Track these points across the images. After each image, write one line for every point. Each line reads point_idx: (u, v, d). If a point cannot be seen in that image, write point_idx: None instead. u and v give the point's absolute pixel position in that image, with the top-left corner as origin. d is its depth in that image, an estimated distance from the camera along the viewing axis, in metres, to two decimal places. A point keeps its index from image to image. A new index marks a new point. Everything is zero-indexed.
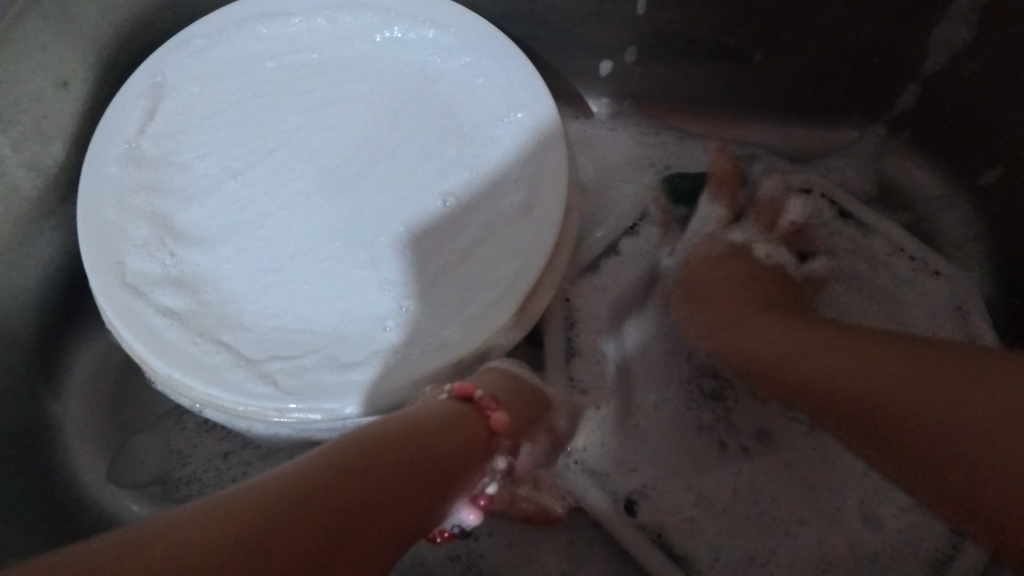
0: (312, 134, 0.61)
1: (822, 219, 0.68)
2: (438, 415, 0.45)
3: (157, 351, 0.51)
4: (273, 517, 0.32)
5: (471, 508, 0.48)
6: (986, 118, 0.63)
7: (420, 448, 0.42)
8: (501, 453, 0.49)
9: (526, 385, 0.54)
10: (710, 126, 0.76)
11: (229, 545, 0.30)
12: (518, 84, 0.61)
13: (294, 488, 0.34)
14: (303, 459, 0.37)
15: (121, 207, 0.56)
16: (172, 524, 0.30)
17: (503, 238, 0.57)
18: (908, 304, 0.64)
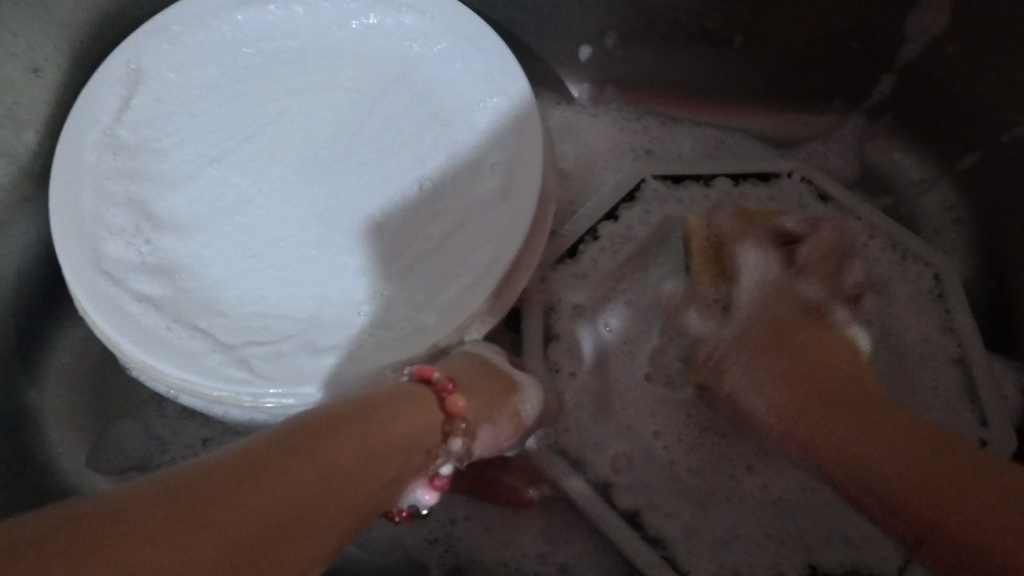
0: (289, 121, 0.61)
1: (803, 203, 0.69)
2: (390, 399, 0.45)
3: (132, 337, 0.51)
4: (209, 502, 0.31)
5: (427, 488, 0.48)
6: (962, 104, 0.63)
7: (370, 432, 0.42)
8: (456, 436, 0.48)
9: (494, 369, 0.54)
10: (693, 112, 0.76)
11: (168, 524, 0.29)
12: (496, 70, 0.60)
13: (233, 471, 0.34)
14: (251, 439, 0.37)
15: (97, 194, 0.57)
16: (104, 508, 0.29)
17: (479, 224, 0.57)
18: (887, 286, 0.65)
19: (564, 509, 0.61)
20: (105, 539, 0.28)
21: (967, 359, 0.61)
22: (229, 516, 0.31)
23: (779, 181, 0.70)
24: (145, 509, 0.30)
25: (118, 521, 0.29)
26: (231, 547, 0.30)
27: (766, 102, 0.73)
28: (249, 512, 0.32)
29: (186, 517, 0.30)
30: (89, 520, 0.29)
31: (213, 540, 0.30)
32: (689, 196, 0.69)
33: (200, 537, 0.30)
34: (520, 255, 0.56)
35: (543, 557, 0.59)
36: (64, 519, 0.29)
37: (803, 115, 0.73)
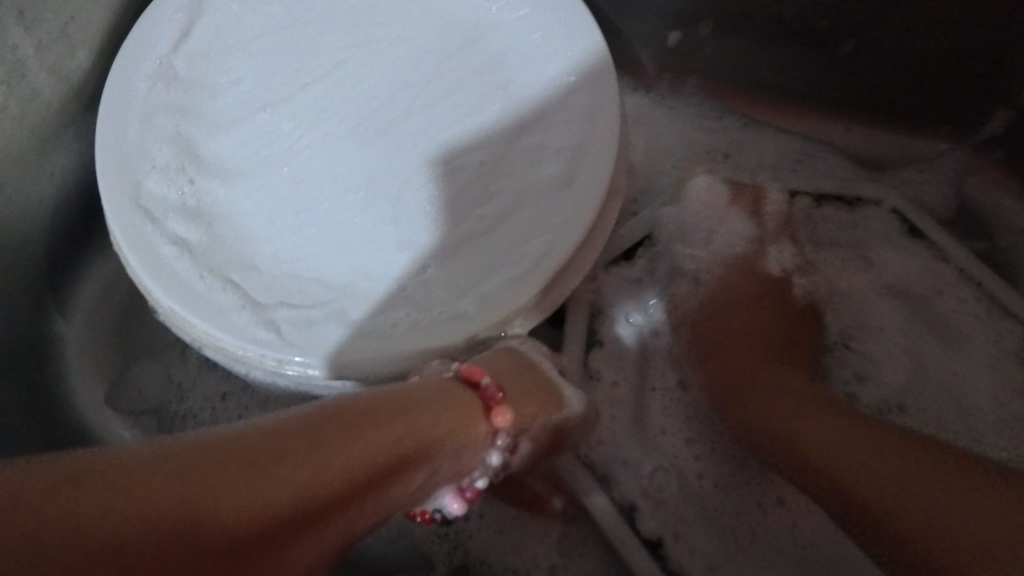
0: (349, 72, 0.57)
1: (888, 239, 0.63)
2: (435, 396, 0.42)
3: (161, 281, 0.49)
4: (220, 484, 0.31)
5: (455, 497, 0.46)
6: None
7: (409, 432, 0.39)
8: (496, 451, 0.45)
9: (541, 376, 0.51)
10: (780, 118, 0.70)
11: (174, 509, 0.29)
12: (577, 48, 0.56)
13: (254, 454, 0.33)
14: (287, 418, 0.36)
15: (145, 126, 0.54)
16: (120, 471, 0.30)
17: (538, 212, 0.53)
18: (966, 341, 0.60)
19: (583, 523, 0.56)
20: (113, 504, 0.28)
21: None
22: (237, 502, 0.30)
23: (866, 209, 0.64)
24: (157, 479, 0.30)
25: (129, 487, 0.29)
26: (232, 536, 0.29)
27: (865, 118, 0.67)
28: (258, 502, 0.31)
29: (194, 497, 0.30)
30: (102, 480, 0.29)
31: (214, 526, 0.29)
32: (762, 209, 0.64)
33: (202, 520, 0.29)
34: (576, 252, 0.52)
35: (555, 571, 0.56)
36: (83, 472, 0.29)
37: (903, 138, 0.66)
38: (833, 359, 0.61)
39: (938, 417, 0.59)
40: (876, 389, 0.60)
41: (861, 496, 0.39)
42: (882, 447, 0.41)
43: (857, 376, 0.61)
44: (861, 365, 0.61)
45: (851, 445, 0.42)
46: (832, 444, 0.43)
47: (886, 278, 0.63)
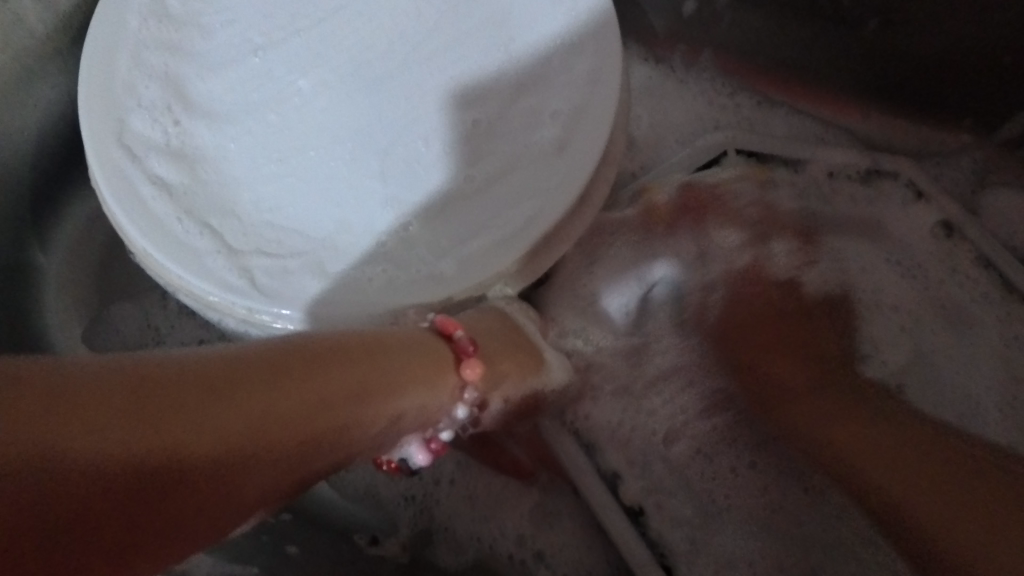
0: (347, 20, 0.55)
1: (902, 215, 0.60)
2: (404, 346, 0.40)
3: (139, 221, 0.48)
4: (167, 407, 0.28)
5: (420, 448, 0.44)
6: None
7: (374, 377, 0.37)
8: (463, 404, 0.44)
9: (523, 338, 0.50)
10: (795, 97, 0.66)
11: (113, 428, 0.27)
12: (584, 11, 0.53)
13: (206, 379, 0.30)
14: (252, 347, 0.34)
15: (133, 62, 0.53)
16: (69, 377, 0.27)
17: (526, 176, 0.51)
18: (969, 324, 0.57)
19: (555, 494, 0.56)
20: (46, 417, 0.26)
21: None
22: (187, 429, 0.29)
23: (882, 182, 0.61)
24: (96, 392, 0.27)
25: (63, 398, 0.26)
26: (167, 464, 0.28)
27: (888, 103, 0.63)
28: (205, 431, 0.29)
29: (135, 418, 0.27)
30: (50, 383, 0.26)
31: (156, 458, 0.28)
32: (774, 180, 0.61)
33: (146, 446, 0.27)
34: (564, 220, 0.50)
35: (522, 540, 0.56)
36: (7, 376, 0.26)
37: (924, 129, 0.63)
38: None
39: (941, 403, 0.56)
40: (877, 369, 0.57)
41: (916, 522, 0.39)
42: (1005, 488, 0.37)
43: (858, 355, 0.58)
44: (864, 344, 0.58)
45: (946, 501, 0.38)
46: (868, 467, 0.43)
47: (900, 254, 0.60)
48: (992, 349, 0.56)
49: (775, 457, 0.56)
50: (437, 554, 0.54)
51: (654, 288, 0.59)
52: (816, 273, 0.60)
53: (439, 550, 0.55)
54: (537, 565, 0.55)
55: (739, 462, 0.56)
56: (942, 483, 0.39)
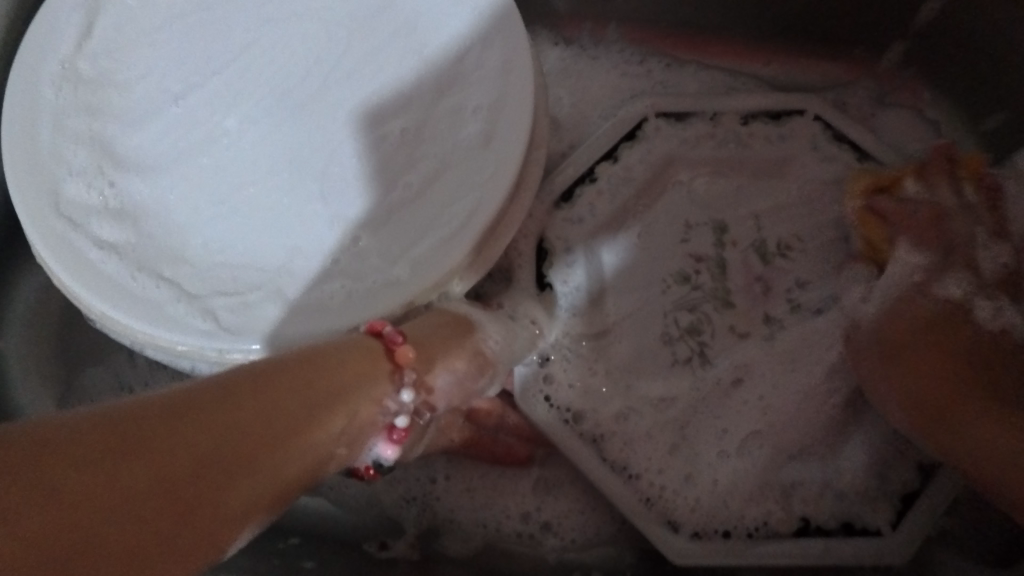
0: (262, 52, 0.56)
1: (815, 144, 0.64)
2: (339, 350, 0.41)
3: (91, 286, 0.48)
4: (129, 436, 0.29)
5: (387, 443, 0.44)
6: (992, 63, 0.59)
7: (321, 380, 0.38)
8: (405, 387, 0.43)
9: (455, 317, 0.50)
10: (704, 53, 0.70)
11: (96, 463, 0.28)
12: (486, 9, 0.55)
13: (155, 407, 0.31)
14: (202, 378, 0.35)
15: (57, 130, 0.53)
16: (45, 430, 0.28)
17: (461, 172, 0.53)
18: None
19: (549, 466, 0.59)
20: (22, 464, 0.26)
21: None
22: (164, 454, 0.30)
23: (790, 120, 0.65)
24: (49, 439, 0.27)
25: (27, 446, 0.27)
26: (155, 488, 0.29)
27: (787, 43, 0.67)
28: (167, 450, 0.30)
29: (117, 447, 0.29)
30: (30, 437, 0.27)
31: (144, 484, 0.28)
32: (693, 134, 0.64)
33: (130, 475, 0.28)
34: (504, 208, 0.52)
35: (528, 516, 0.58)
36: None
37: (823, 62, 0.68)
38: (773, 270, 0.62)
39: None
40: (815, 292, 0.62)
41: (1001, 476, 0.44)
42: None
43: (798, 282, 0.62)
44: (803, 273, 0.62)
45: (971, 423, 0.48)
46: (959, 417, 0.49)
47: (822, 182, 0.64)
48: None
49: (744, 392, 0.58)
50: (446, 545, 0.57)
51: (601, 253, 0.62)
52: (747, 214, 0.64)
53: (448, 541, 0.58)
54: (545, 535, 0.58)
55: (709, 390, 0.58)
56: (1009, 435, 0.46)
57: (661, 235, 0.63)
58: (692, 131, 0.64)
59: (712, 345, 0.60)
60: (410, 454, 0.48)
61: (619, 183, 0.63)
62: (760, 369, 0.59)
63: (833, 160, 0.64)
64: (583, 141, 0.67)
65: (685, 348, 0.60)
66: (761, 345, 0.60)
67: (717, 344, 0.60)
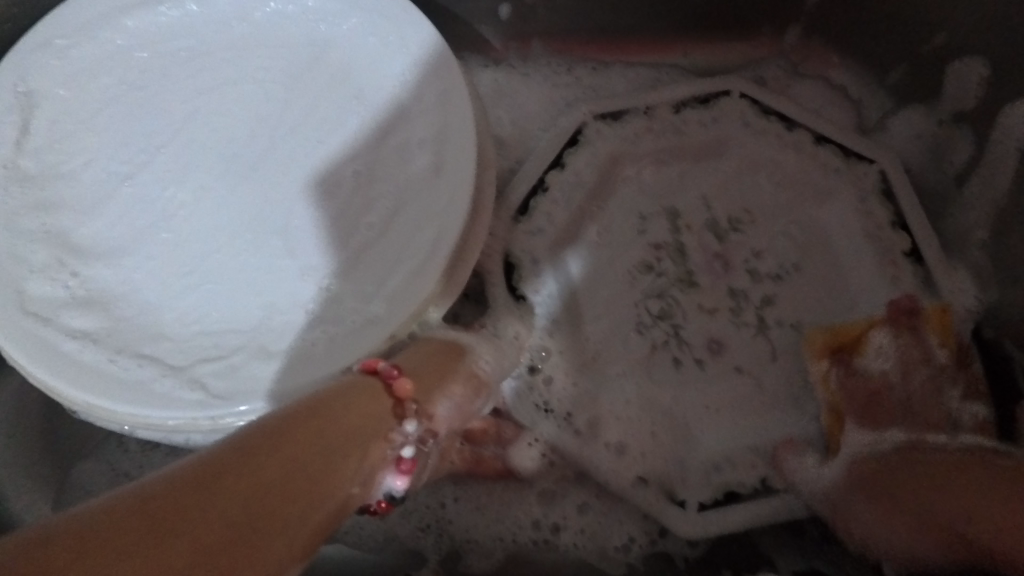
0: (202, 123, 0.57)
1: (745, 120, 0.68)
2: (339, 394, 0.43)
3: (71, 378, 0.47)
4: (163, 510, 0.31)
5: (396, 475, 0.44)
6: (886, 21, 0.64)
7: (326, 426, 0.40)
8: (410, 417, 0.45)
9: (442, 345, 0.51)
10: (623, 54, 0.74)
11: (137, 539, 0.29)
12: (415, 47, 0.57)
13: (178, 482, 0.33)
14: (216, 447, 0.37)
15: (10, 231, 0.52)
16: (85, 521, 0.30)
17: (419, 204, 0.55)
18: (833, 194, 0.65)
19: (552, 478, 0.60)
20: (71, 554, 0.28)
21: (916, 250, 0.61)
22: (197, 519, 0.31)
23: (718, 102, 0.69)
24: (90, 527, 0.29)
25: (72, 537, 0.29)
26: (195, 550, 0.30)
27: (700, 33, 0.72)
28: (195, 518, 0.31)
29: (154, 523, 0.30)
30: (72, 531, 0.29)
31: (184, 549, 0.30)
32: (631, 131, 0.68)
33: (171, 544, 0.29)
34: (466, 229, 0.54)
35: (539, 523, 0.59)
36: (27, 542, 0.28)
37: (737, 44, 0.72)
38: (730, 246, 0.65)
39: (839, 266, 0.63)
40: (772, 258, 0.65)
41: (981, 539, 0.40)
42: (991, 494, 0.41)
43: (754, 252, 0.65)
44: (756, 243, 0.65)
45: (982, 495, 0.41)
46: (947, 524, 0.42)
47: (757, 156, 0.67)
48: (853, 207, 0.64)
49: (719, 362, 0.61)
50: (471, 564, 0.58)
51: (566, 258, 0.64)
52: (693, 196, 0.67)
53: (470, 560, 0.58)
54: (558, 537, 0.59)
55: (689, 366, 0.61)
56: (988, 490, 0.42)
57: (616, 230, 0.66)
58: (630, 127, 0.68)
59: (685, 326, 0.63)
60: (416, 483, 0.49)
61: (570, 188, 0.65)
62: (733, 341, 0.62)
63: (761, 132, 0.68)
64: (529, 155, 0.69)
65: (660, 332, 0.63)
66: (730, 319, 0.63)
67: (689, 324, 0.63)
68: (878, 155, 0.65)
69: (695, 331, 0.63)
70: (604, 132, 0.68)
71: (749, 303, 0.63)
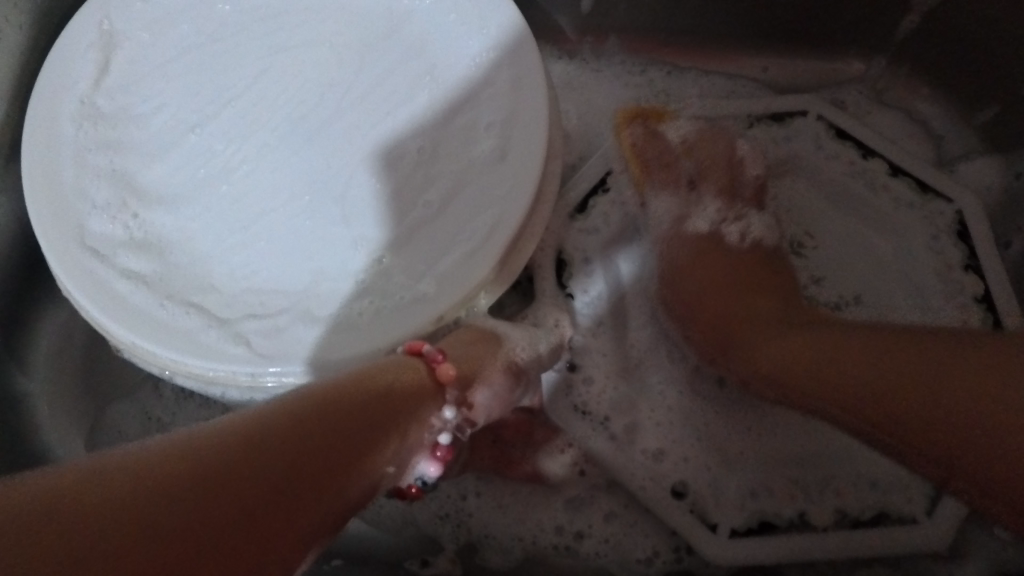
0: (274, 80, 0.57)
1: (820, 142, 0.65)
2: (389, 370, 0.42)
3: (121, 319, 0.48)
4: (212, 466, 0.31)
5: (430, 460, 0.44)
6: (982, 56, 0.60)
7: (374, 402, 0.39)
8: (450, 405, 0.44)
9: (486, 333, 0.50)
10: (701, 60, 0.72)
11: (184, 494, 0.29)
12: (494, 28, 0.56)
13: (228, 436, 0.33)
14: (267, 404, 0.36)
15: (79, 166, 0.53)
16: (137, 464, 0.30)
17: (480, 188, 0.54)
18: (904, 230, 0.62)
19: (582, 486, 0.59)
20: (122, 498, 0.28)
21: (988, 295, 0.58)
22: (241, 482, 0.31)
23: (795, 120, 0.66)
24: (143, 471, 0.30)
25: (125, 480, 0.29)
26: (236, 514, 0.30)
27: (783, 50, 0.70)
28: (240, 479, 0.31)
29: (202, 480, 0.30)
30: (125, 472, 0.29)
31: (226, 513, 0.30)
32: (699, 141, 0.66)
33: (214, 505, 0.30)
34: (526, 220, 0.53)
35: (562, 529, 0.58)
36: (85, 476, 0.29)
37: (821, 63, 0.70)
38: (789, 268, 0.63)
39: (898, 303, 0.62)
40: (830, 287, 0.63)
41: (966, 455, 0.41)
42: (956, 388, 0.42)
43: (812, 278, 0.63)
44: (815, 268, 0.64)
45: (930, 390, 0.43)
46: (947, 396, 0.42)
47: (826, 180, 0.65)
48: (922, 245, 0.61)
49: None
50: (487, 558, 0.57)
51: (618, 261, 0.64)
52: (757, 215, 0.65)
53: (486, 553, 0.58)
54: (580, 543, 0.58)
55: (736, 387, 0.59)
56: (949, 383, 0.42)
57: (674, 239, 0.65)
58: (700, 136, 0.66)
59: None
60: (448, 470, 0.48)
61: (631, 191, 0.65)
62: None
63: (835, 157, 0.65)
64: (594, 152, 0.68)
65: None
66: None
67: None
68: (961, 195, 0.61)
69: None
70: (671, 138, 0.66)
71: None
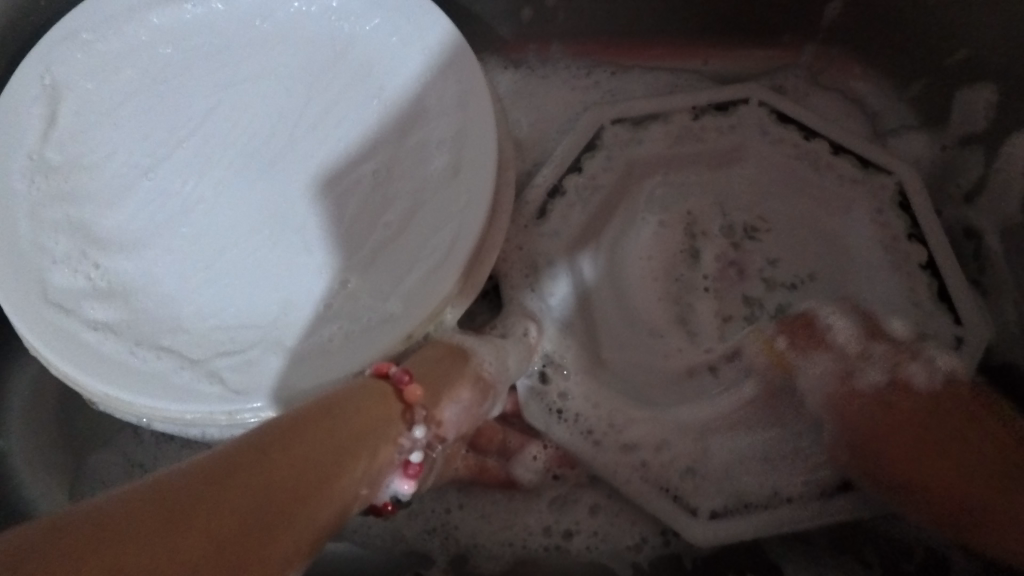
0: (224, 118, 0.58)
1: (763, 126, 0.68)
2: (352, 396, 0.43)
3: (91, 370, 0.48)
4: (179, 501, 0.32)
5: (403, 478, 0.45)
6: (907, 32, 0.64)
7: (338, 429, 0.40)
8: (418, 423, 0.45)
9: (455, 348, 0.51)
10: (644, 58, 0.74)
11: (154, 529, 0.30)
12: (435, 46, 0.57)
13: (195, 474, 0.34)
14: (232, 442, 0.37)
15: (35, 220, 0.53)
16: (106, 509, 0.31)
17: (436, 205, 0.55)
18: (850, 206, 0.64)
19: (563, 486, 0.61)
20: (93, 537, 0.29)
21: (931, 261, 0.61)
22: (209, 512, 0.31)
23: (737, 109, 0.69)
24: (112, 514, 0.30)
25: (94, 522, 0.30)
26: (208, 541, 0.30)
27: (720, 41, 0.72)
28: (209, 510, 0.32)
29: (171, 514, 0.31)
30: (94, 516, 0.30)
31: (197, 541, 0.30)
32: (650, 138, 0.68)
33: (185, 534, 0.30)
34: (484, 233, 0.54)
35: (549, 529, 0.60)
36: (56, 525, 0.29)
37: (758, 51, 0.72)
38: (745, 253, 0.66)
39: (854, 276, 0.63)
40: (786, 267, 0.65)
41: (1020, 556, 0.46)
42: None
43: (769, 261, 0.65)
44: (771, 251, 0.65)
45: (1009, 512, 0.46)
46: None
47: (773, 165, 0.67)
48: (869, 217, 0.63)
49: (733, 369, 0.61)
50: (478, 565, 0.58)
51: (581, 262, 0.64)
52: (711, 206, 0.67)
53: (479, 561, 0.59)
54: (569, 541, 0.59)
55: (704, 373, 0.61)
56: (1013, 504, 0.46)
57: (632, 237, 0.66)
58: (649, 134, 0.68)
59: (698, 332, 0.63)
60: (423, 486, 0.49)
61: (586, 193, 0.65)
62: None
63: (779, 142, 0.67)
64: (547, 158, 0.70)
65: (672, 340, 0.63)
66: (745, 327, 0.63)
67: (703, 330, 0.63)
68: (898, 167, 0.64)
69: (708, 337, 0.63)
70: (621, 138, 0.68)
71: (763, 312, 0.64)
